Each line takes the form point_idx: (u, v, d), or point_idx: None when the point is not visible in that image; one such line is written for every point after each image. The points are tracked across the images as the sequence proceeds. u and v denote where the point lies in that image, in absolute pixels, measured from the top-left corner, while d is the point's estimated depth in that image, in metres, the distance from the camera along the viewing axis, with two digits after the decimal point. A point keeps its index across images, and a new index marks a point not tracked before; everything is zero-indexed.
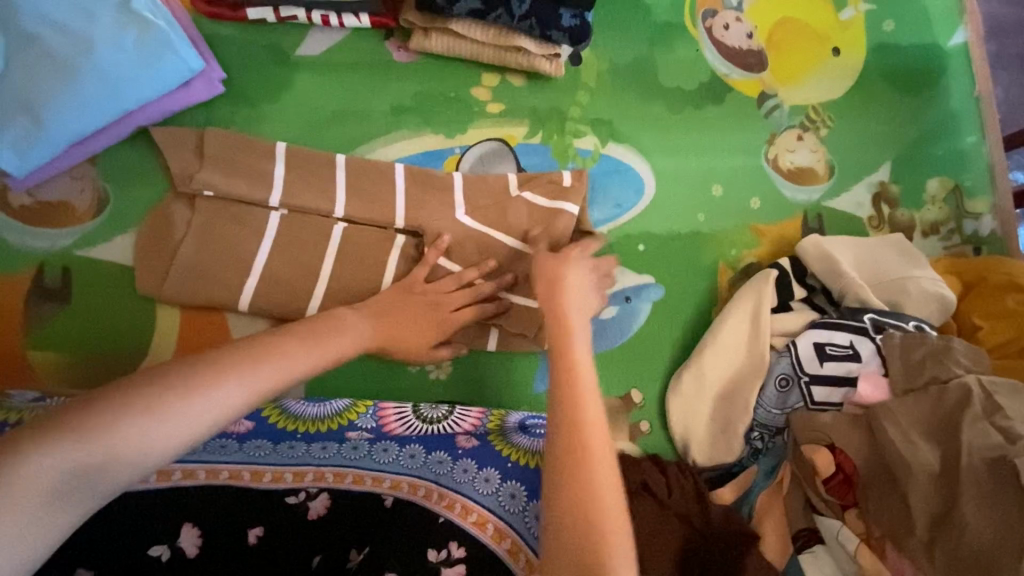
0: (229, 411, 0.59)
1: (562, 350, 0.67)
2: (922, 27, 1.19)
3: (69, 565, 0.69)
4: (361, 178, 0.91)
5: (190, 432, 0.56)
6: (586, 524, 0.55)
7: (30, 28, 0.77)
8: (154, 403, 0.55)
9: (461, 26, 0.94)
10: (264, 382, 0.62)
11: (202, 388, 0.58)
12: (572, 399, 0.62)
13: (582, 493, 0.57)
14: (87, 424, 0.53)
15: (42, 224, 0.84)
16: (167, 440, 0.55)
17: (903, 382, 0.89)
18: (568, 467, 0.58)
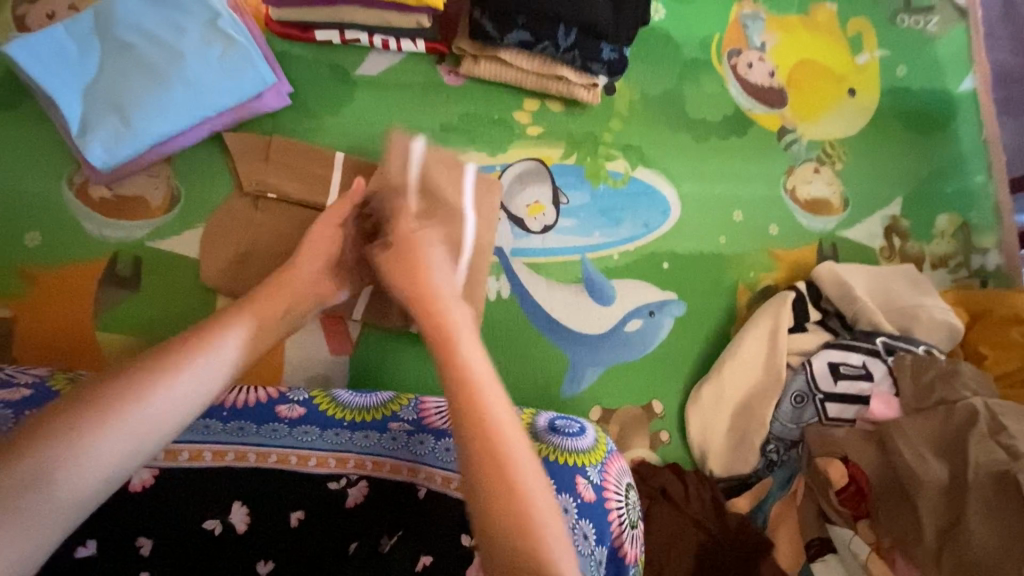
0: (173, 410, 0.61)
1: (451, 356, 0.62)
2: (933, 73, 1.27)
3: (131, 532, 0.75)
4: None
5: (138, 434, 0.58)
6: (517, 521, 0.53)
7: (126, 39, 0.86)
8: (95, 411, 0.57)
9: (508, 55, 1.02)
10: (199, 378, 0.63)
11: (137, 392, 0.59)
12: (467, 392, 0.59)
13: (499, 483, 0.55)
14: (31, 442, 0.54)
15: (118, 216, 0.90)
16: (123, 436, 0.57)
17: (913, 402, 0.94)
18: (482, 464, 0.55)
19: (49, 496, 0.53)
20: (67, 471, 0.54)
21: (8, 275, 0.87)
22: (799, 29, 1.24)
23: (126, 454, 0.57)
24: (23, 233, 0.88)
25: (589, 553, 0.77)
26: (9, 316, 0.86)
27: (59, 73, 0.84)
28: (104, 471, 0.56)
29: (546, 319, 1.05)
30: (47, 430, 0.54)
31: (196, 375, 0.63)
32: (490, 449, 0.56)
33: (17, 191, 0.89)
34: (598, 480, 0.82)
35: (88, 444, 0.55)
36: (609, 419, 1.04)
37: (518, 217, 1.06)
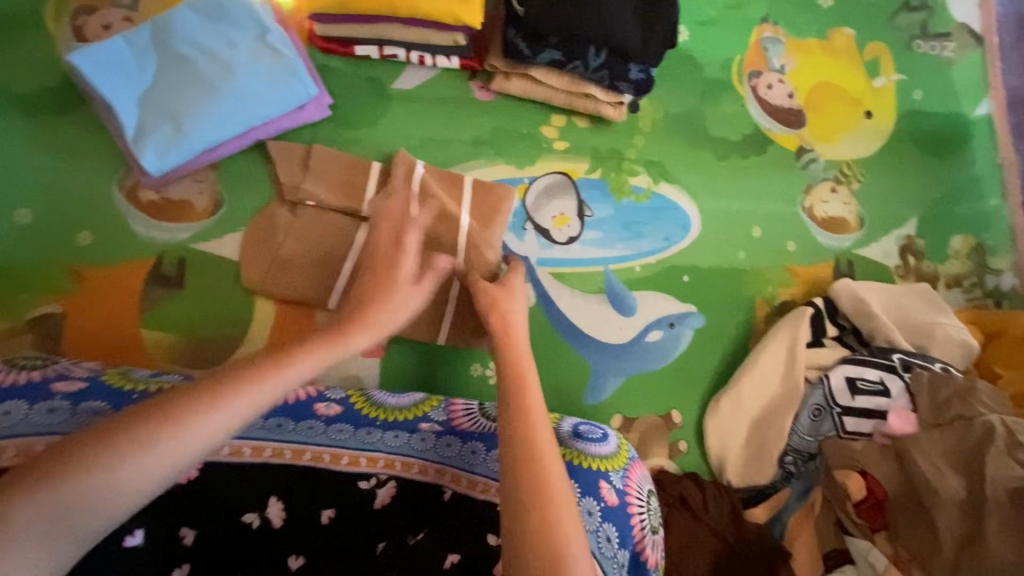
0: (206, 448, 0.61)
1: (517, 408, 0.71)
2: (949, 98, 1.31)
3: (175, 522, 0.78)
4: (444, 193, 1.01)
5: (170, 471, 0.59)
6: (551, 558, 0.59)
7: (181, 51, 0.91)
8: (131, 444, 0.57)
9: (539, 72, 1.06)
10: (239, 418, 0.62)
11: (175, 429, 0.59)
12: (525, 438, 0.68)
13: (541, 527, 0.61)
14: (97, 448, 0.57)
15: (165, 218, 0.95)
16: (184, 449, 0.59)
17: (930, 417, 0.96)
18: (532, 503, 0.63)
19: (79, 514, 0.56)
20: (97, 496, 0.56)
21: (60, 274, 0.91)
22: (818, 53, 1.28)
23: (155, 484, 0.59)
24: (76, 233, 0.92)
25: (612, 556, 0.79)
26: (59, 312, 0.90)
27: (117, 82, 0.88)
28: (131, 498, 0.58)
29: (570, 328, 1.08)
30: (89, 456, 0.56)
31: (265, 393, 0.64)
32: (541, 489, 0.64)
33: (71, 194, 0.93)
34: (621, 485, 0.84)
35: (119, 475, 0.57)
36: (630, 428, 1.07)
37: (545, 229, 1.10)
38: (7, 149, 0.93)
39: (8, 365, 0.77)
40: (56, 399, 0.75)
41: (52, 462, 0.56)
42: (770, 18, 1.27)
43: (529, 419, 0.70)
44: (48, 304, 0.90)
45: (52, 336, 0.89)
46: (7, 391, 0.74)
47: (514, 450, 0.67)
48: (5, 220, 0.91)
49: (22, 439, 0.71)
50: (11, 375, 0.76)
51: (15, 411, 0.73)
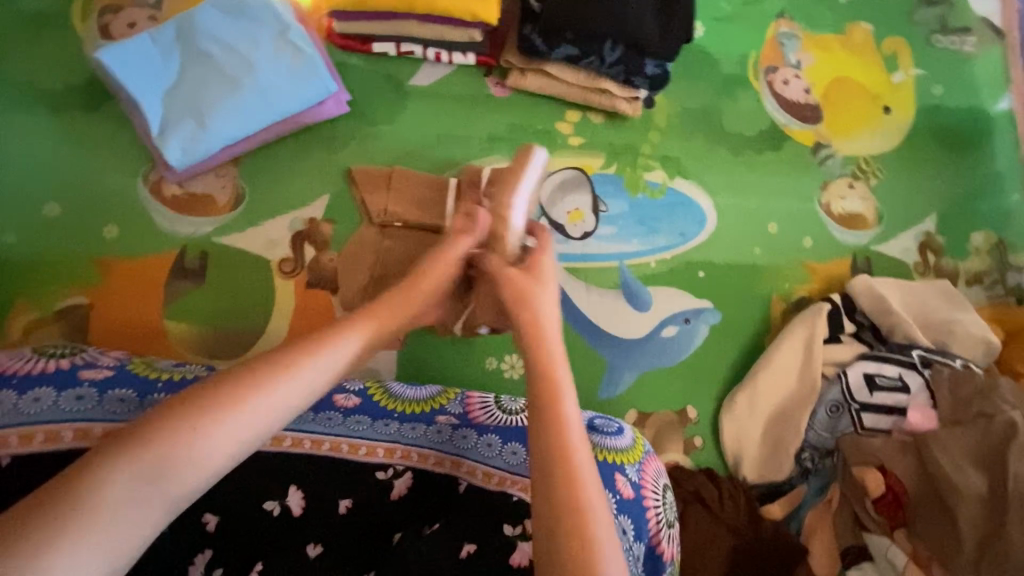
0: (273, 419, 0.61)
1: (546, 392, 0.65)
2: (969, 93, 1.29)
3: (199, 509, 0.79)
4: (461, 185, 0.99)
5: (241, 441, 0.59)
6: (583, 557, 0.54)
7: (204, 48, 0.92)
8: (206, 415, 0.58)
9: (554, 68, 1.06)
10: (303, 388, 0.63)
11: (243, 399, 0.60)
12: (554, 424, 0.62)
13: (574, 526, 0.56)
14: (167, 425, 0.57)
15: (188, 212, 0.96)
16: (250, 425, 0.60)
17: (950, 414, 0.96)
18: (559, 491, 0.58)
19: (157, 489, 0.56)
20: (174, 470, 0.56)
21: (87, 267, 0.93)
22: (835, 48, 1.27)
23: (227, 457, 0.59)
24: (101, 227, 0.94)
25: (627, 548, 0.79)
26: (85, 303, 0.92)
27: (143, 79, 0.90)
28: (207, 471, 0.58)
29: (585, 322, 1.08)
30: (164, 428, 0.57)
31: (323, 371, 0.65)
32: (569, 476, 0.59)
33: (98, 188, 0.95)
34: (636, 478, 0.84)
35: (195, 446, 0.57)
36: (644, 423, 1.06)
37: (560, 224, 1.10)
38: (36, 144, 0.95)
39: (36, 352, 0.79)
40: (84, 386, 0.77)
41: (123, 441, 0.56)
42: (786, 13, 1.27)
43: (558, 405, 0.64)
44: (75, 296, 0.92)
45: (79, 326, 0.92)
46: (37, 376, 0.76)
47: (543, 440, 0.61)
48: (35, 213, 0.93)
49: (51, 425, 0.74)
50: (40, 363, 0.77)
51: (43, 398, 0.75)
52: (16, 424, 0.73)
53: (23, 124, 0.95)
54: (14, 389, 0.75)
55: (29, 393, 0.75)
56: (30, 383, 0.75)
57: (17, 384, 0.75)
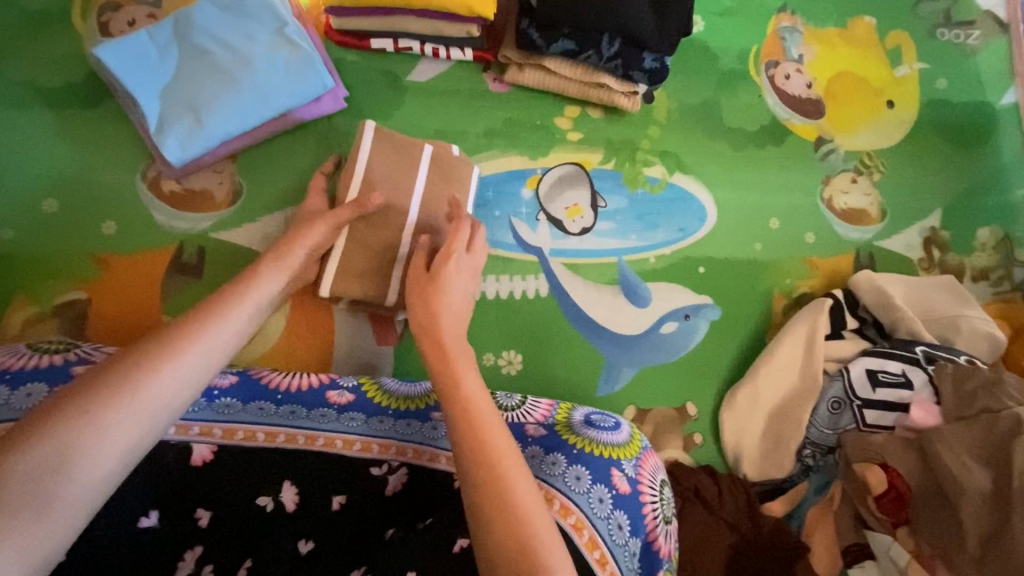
0: (176, 392, 0.63)
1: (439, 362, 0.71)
2: (974, 86, 1.27)
3: (191, 503, 0.79)
4: (383, 155, 0.96)
5: (148, 417, 0.61)
6: (501, 501, 0.60)
7: (202, 45, 0.93)
8: (104, 401, 0.59)
9: (552, 63, 1.06)
10: (196, 362, 0.65)
11: (138, 379, 0.61)
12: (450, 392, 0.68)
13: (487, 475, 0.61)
14: (67, 410, 0.57)
15: (186, 208, 0.97)
16: (159, 393, 0.62)
17: (955, 410, 0.94)
18: (463, 452, 0.63)
19: (66, 479, 0.55)
20: (79, 458, 0.56)
21: (86, 262, 0.93)
22: (836, 42, 1.26)
23: (136, 434, 0.60)
24: (100, 222, 0.95)
25: (623, 544, 0.78)
26: (84, 298, 0.93)
27: (141, 74, 0.90)
28: (119, 450, 0.59)
29: (583, 318, 1.08)
30: (56, 422, 0.56)
31: (220, 343, 0.68)
32: (469, 434, 0.64)
33: (96, 185, 0.96)
34: (633, 474, 0.83)
35: (100, 430, 0.58)
36: (643, 419, 1.06)
37: (558, 219, 1.09)
38: (36, 141, 0.96)
39: (31, 348, 0.80)
40: None
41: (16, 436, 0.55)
42: (787, 7, 1.25)
43: (451, 373, 0.70)
44: (73, 291, 0.93)
45: (77, 321, 0.92)
46: (29, 372, 0.77)
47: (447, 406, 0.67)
48: (34, 209, 0.94)
49: None
50: (32, 359, 0.78)
51: (36, 393, 0.75)
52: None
53: (22, 120, 0.96)
54: (7, 384, 0.75)
55: (22, 388, 0.75)
56: (23, 378, 0.76)
57: (10, 379, 0.75)
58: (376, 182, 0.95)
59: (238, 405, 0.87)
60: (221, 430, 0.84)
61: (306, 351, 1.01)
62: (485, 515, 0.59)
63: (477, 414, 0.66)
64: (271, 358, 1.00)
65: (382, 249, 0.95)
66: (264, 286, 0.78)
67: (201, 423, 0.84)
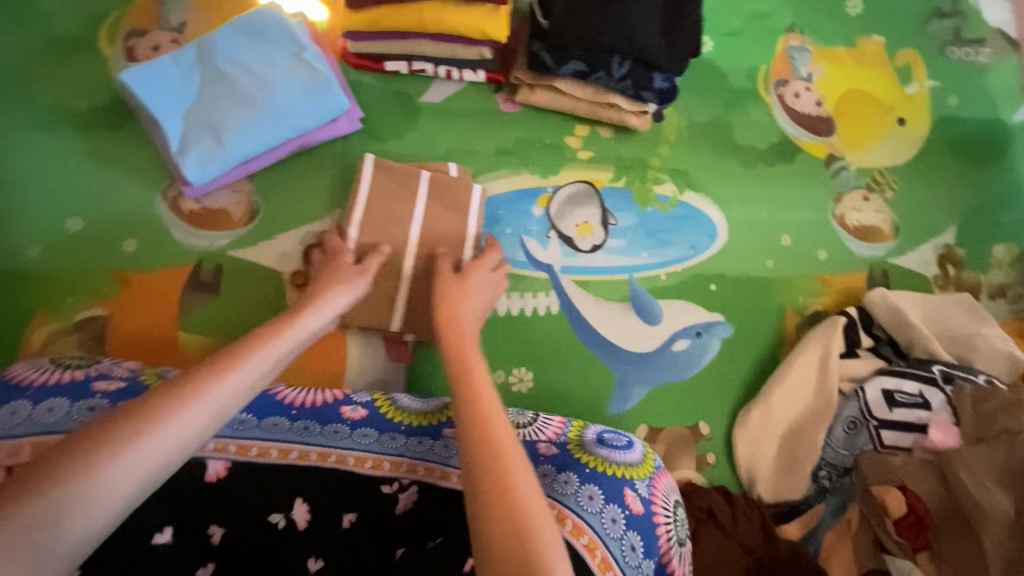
0: (186, 439, 0.63)
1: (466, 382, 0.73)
2: (986, 103, 1.27)
3: (205, 520, 0.79)
4: (393, 183, 1.00)
5: (152, 466, 0.60)
6: (517, 522, 0.58)
7: (223, 69, 0.95)
8: (110, 450, 0.59)
9: (563, 84, 1.08)
10: (209, 412, 0.65)
11: (173, 406, 0.63)
12: (478, 406, 0.70)
13: (504, 497, 0.60)
14: (107, 430, 0.60)
15: (205, 226, 0.99)
16: (193, 420, 0.64)
17: (974, 431, 0.92)
18: (484, 473, 0.62)
19: (56, 531, 0.55)
20: (72, 510, 0.56)
21: (106, 279, 0.95)
22: (845, 60, 1.26)
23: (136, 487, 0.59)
24: (121, 241, 0.97)
25: (637, 565, 0.77)
26: (104, 315, 0.94)
27: (164, 100, 0.93)
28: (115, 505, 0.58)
29: (595, 336, 1.07)
30: (84, 450, 0.58)
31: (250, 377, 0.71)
32: (492, 461, 0.63)
33: (118, 205, 0.98)
34: (646, 494, 0.83)
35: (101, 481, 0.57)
36: (656, 438, 1.05)
37: (568, 237, 1.10)
38: (62, 161, 0.98)
39: (53, 363, 0.82)
40: (97, 397, 0.78)
41: (61, 451, 0.58)
42: (796, 27, 1.26)
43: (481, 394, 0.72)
44: (94, 308, 0.94)
45: (96, 337, 0.94)
46: (51, 388, 0.78)
47: (472, 425, 0.67)
48: (59, 227, 0.96)
49: (34, 437, 0.74)
50: (55, 374, 0.80)
51: (57, 408, 0.76)
52: (14, 436, 0.74)
53: (48, 142, 0.99)
54: (29, 399, 0.77)
55: (43, 403, 0.76)
56: (45, 393, 0.77)
57: (32, 395, 0.77)
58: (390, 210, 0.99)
59: (253, 421, 0.87)
60: (234, 446, 0.84)
61: (321, 366, 1.02)
62: (498, 555, 0.56)
63: (503, 436, 0.66)
64: (284, 374, 1.01)
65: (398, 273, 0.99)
66: (297, 331, 0.80)
67: (216, 439, 0.84)
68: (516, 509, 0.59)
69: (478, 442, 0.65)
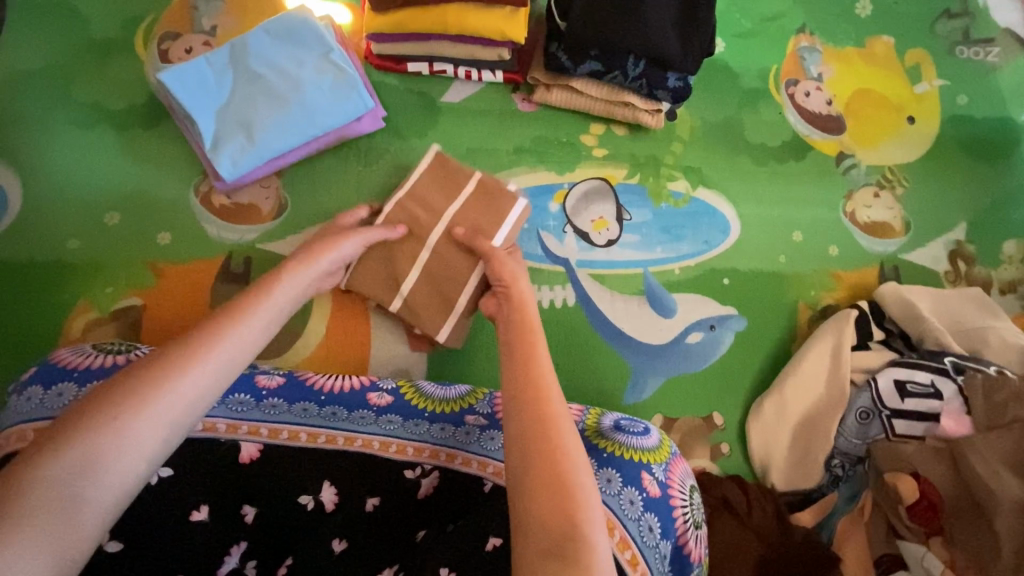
0: (205, 395, 0.64)
1: (521, 341, 0.75)
2: (996, 101, 1.29)
3: (237, 500, 0.82)
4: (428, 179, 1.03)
5: (174, 420, 0.61)
6: (562, 477, 0.61)
7: (255, 69, 0.99)
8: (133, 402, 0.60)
9: (579, 83, 1.11)
10: (224, 366, 0.66)
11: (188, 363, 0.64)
12: (528, 366, 0.71)
13: (552, 453, 0.63)
14: (125, 388, 0.60)
15: (234, 220, 1.03)
16: (206, 376, 0.64)
17: (985, 420, 0.94)
18: (533, 431, 0.65)
19: (92, 478, 0.56)
20: (103, 465, 0.56)
21: (142, 270, 1.00)
22: (855, 60, 1.29)
23: (161, 440, 0.60)
24: (156, 234, 1.01)
25: (654, 546, 0.79)
26: (139, 305, 0.98)
27: (199, 97, 0.97)
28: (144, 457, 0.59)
29: (611, 328, 1.10)
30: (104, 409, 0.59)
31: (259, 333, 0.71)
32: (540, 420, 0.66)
33: (153, 199, 1.02)
34: (663, 478, 0.85)
35: (123, 437, 0.58)
36: (671, 428, 1.07)
37: (584, 232, 1.13)
38: (100, 157, 1.03)
39: (95, 348, 0.85)
40: None
41: (81, 411, 0.59)
42: (806, 28, 1.29)
43: (535, 354, 0.73)
44: (130, 297, 0.99)
45: (132, 325, 0.98)
46: (93, 371, 0.82)
47: (523, 384, 0.69)
48: (98, 221, 1.01)
49: None
50: (97, 358, 0.83)
51: None
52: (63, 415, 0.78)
53: (87, 139, 1.03)
54: (76, 381, 0.81)
55: (88, 386, 0.80)
56: (90, 376, 0.81)
57: (77, 377, 0.81)
58: (419, 202, 1.01)
59: (284, 406, 0.90)
60: (267, 430, 0.88)
61: (346, 356, 1.05)
62: (541, 506, 0.59)
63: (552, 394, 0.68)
64: (310, 364, 1.04)
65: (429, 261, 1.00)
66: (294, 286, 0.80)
67: (250, 423, 0.88)
68: (560, 466, 0.62)
69: (529, 398, 0.68)
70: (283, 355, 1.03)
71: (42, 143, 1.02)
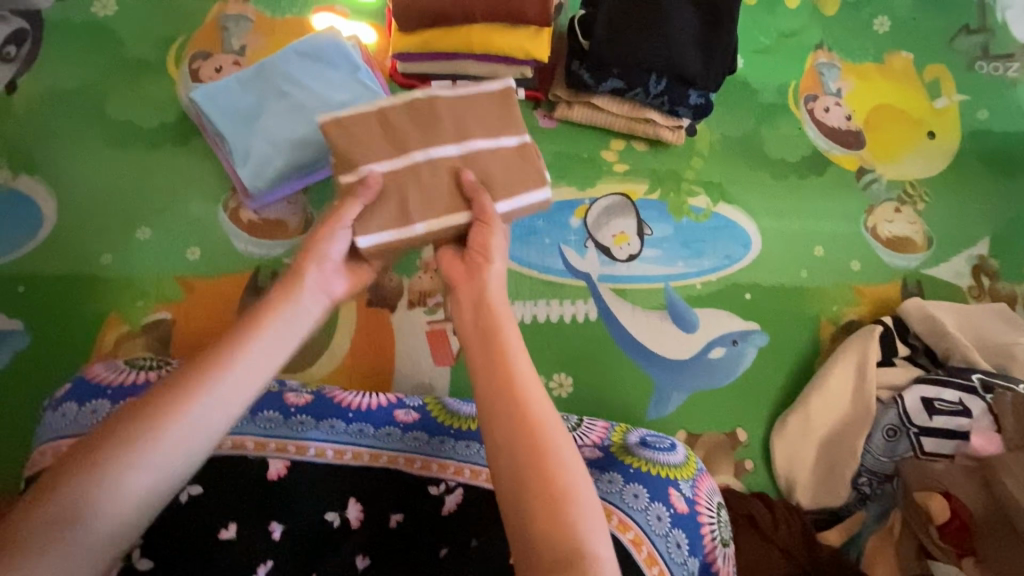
0: (190, 439, 0.58)
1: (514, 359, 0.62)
2: (1016, 117, 1.29)
3: (264, 517, 0.82)
4: (487, 107, 0.79)
5: (156, 470, 0.57)
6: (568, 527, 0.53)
7: (283, 88, 1.01)
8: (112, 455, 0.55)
9: (601, 100, 1.13)
10: (210, 408, 0.60)
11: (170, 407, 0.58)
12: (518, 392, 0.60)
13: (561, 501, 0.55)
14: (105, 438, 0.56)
15: (262, 235, 1.05)
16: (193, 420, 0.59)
17: (1017, 437, 0.93)
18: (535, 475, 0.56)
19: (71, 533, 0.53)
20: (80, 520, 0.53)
21: (171, 284, 1.01)
22: (873, 75, 1.29)
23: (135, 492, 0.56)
24: (186, 249, 1.03)
25: (682, 562, 0.79)
26: (169, 318, 1.00)
27: (230, 116, 0.99)
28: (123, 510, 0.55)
29: (633, 343, 1.10)
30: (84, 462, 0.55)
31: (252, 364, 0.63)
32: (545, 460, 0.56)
33: (183, 215, 1.04)
34: (690, 494, 0.85)
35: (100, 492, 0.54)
36: (695, 444, 1.07)
37: (605, 246, 1.14)
38: (132, 174, 1.05)
39: (128, 364, 0.86)
40: None
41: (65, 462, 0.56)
42: (824, 44, 1.30)
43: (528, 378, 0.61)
44: (160, 311, 1.00)
45: (162, 339, 0.99)
46: (127, 387, 0.83)
47: (519, 414, 0.58)
48: (129, 236, 1.03)
49: None
50: (129, 375, 0.84)
51: None
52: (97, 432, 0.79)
53: (120, 156, 1.06)
54: (109, 398, 0.82)
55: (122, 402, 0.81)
56: (124, 393, 0.82)
57: (111, 394, 0.82)
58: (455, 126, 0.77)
59: (311, 423, 0.91)
60: (294, 446, 0.88)
61: (371, 369, 1.06)
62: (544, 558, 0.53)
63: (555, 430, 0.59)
64: (335, 378, 1.05)
65: (434, 185, 0.76)
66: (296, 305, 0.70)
67: (277, 440, 0.88)
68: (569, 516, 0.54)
69: (529, 436, 0.57)
70: (307, 367, 1.04)
71: (77, 160, 1.05)
